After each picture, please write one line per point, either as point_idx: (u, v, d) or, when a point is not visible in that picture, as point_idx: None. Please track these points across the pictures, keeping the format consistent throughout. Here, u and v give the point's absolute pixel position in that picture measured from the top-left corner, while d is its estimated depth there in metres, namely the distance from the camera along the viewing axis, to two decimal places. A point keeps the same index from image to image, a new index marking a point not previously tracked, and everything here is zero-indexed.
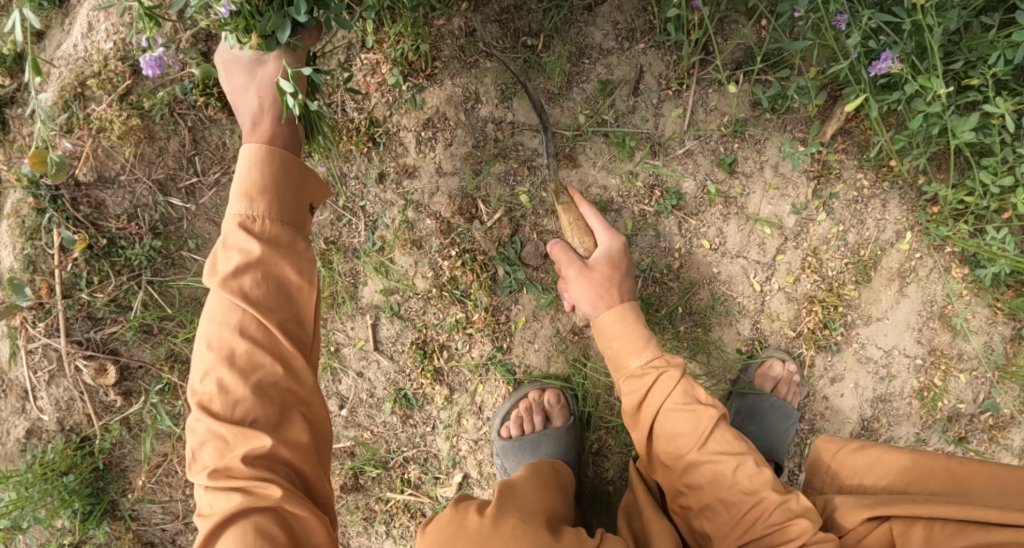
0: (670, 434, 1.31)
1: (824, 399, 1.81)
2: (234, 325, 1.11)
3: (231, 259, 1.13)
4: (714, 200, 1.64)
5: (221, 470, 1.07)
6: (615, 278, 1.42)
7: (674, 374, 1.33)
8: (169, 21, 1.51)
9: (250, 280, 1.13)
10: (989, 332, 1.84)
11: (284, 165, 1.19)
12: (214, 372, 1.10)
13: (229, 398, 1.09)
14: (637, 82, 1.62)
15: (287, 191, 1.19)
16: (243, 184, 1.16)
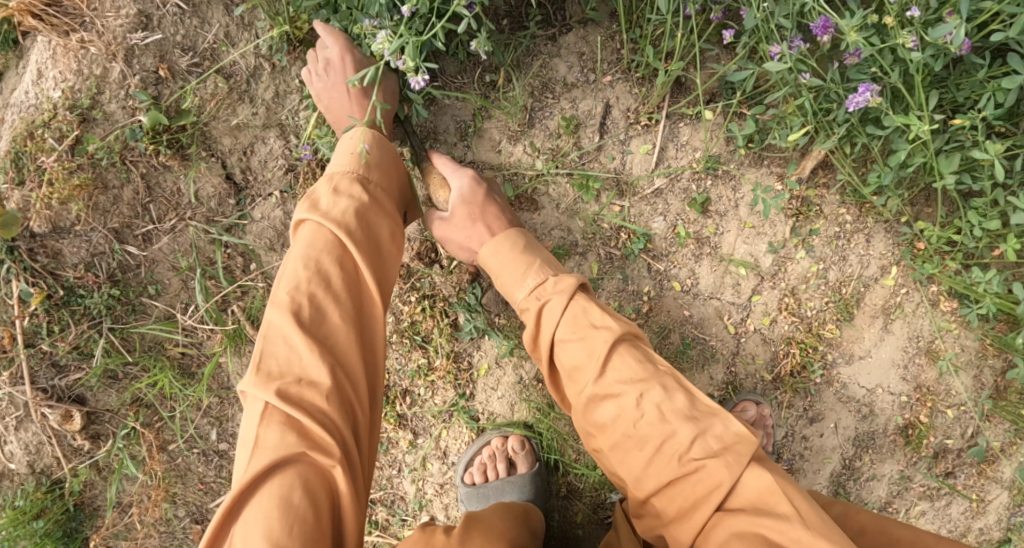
0: (567, 368, 1.21)
1: (803, 439, 1.75)
2: (335, 258, 1.17)
3: (341, 198, 1.23)
4: (685, 241, 1.57)
5: (289, 396, 1.07)
6: (477, 211, 1.38)
7: (562, 299, 1.23)
8: (115, 66, 1.46)
9: (353, 221, 1.21)
10: (979, 366, 1.78)
11: (388, 145, 1.34)
12: (304, 294, 1.13)
13: (315, 326, 1.12)
14: (603, 117, 1.54)
15: (392, 171, 1.33)
16: (360, 151, 1.30)
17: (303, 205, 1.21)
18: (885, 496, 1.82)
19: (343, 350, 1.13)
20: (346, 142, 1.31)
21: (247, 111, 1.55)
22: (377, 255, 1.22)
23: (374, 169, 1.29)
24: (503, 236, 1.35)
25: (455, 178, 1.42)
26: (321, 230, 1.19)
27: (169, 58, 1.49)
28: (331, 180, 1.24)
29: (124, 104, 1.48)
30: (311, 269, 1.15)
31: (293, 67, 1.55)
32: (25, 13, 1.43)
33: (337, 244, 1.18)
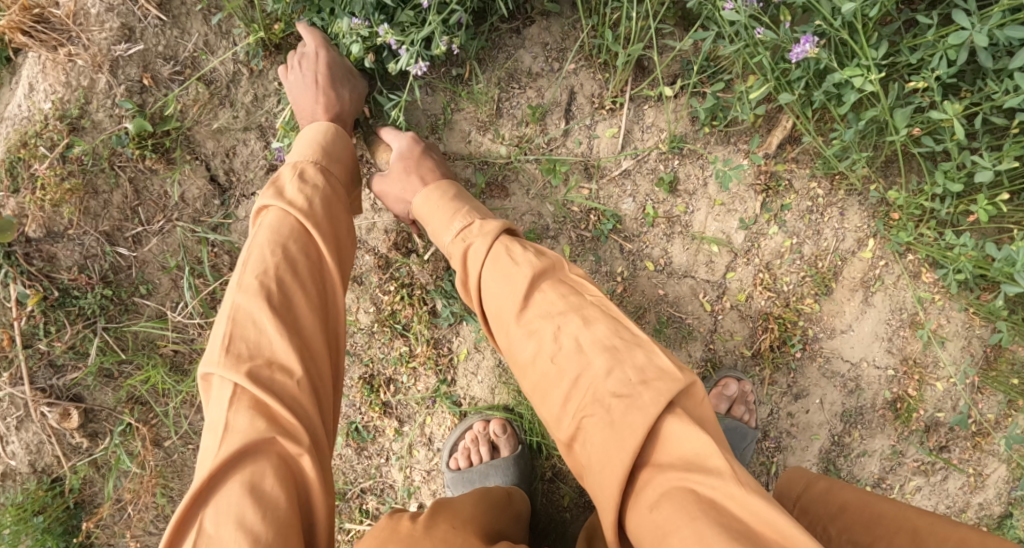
0: (490, 303, 1.20)
1: (788, 415, 1.78)
2: (301, 246, 1.22)
3: (304, 188, 1.28)
4: (655, 220, 1.60)
5: (259, 378, 1.11)
6: (416, 175, 1.44)
7: (486, 241, 1.24)
8: (101, 77, 1.53)
9: (315, 212, 1.27)
10: (967, 337, 1.78)
11: (346, 142, 1.42)
12: (269, 280, 1.17)
13: (285, 312, 1.17)
14: (569, 104, 1.58)
15: (346, 165, 1.40)
16: (319, 144, 1.37)
17: (266, 195, 1.25)
18: (878, 472, 1.84)
19: (310, 336, 1.18)
20: (308, 139, 1.37)
21: (228, 115, 1.61)
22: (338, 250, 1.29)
23: (330, 162, 1.36)
24: (434, 190, 1.38)
25: (401, 146, 1.48)
26: (283, 219, 1.24)
27: (152, 68, 1.56)
28: (294, 172, 1.30)
29: (111, 113, 1.55)
30: (274, 256, 1.19)
31: (270, 72, 1.62)
32: (15, 30, 1.50)
33: (300, 233, 1.23)
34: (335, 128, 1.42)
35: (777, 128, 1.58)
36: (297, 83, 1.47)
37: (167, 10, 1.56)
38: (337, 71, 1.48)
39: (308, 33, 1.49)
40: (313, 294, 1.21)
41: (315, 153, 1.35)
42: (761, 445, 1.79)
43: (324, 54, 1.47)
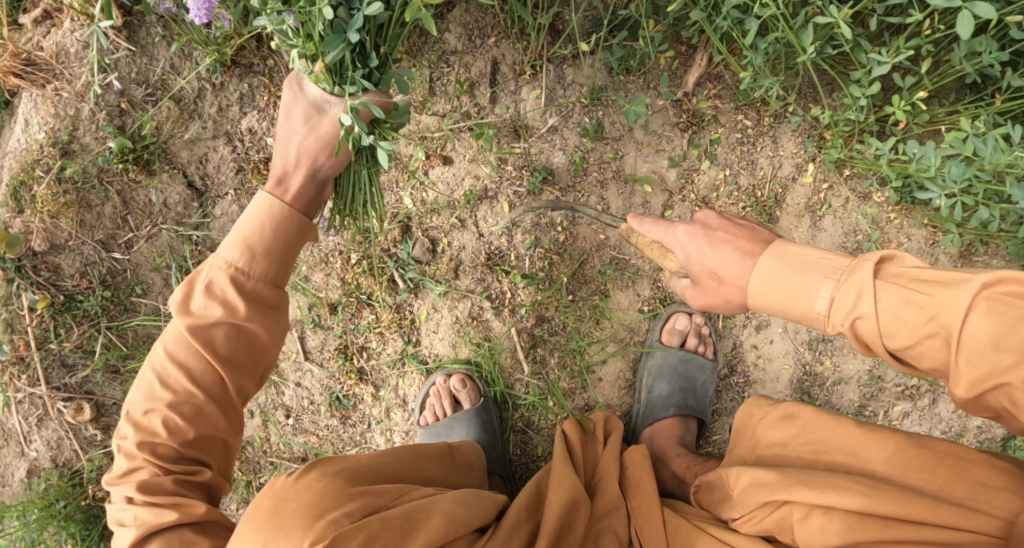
0: (918, 356, 1.04)
1: (752, 347, 1.83)
2: (193, 370, 1.21)
3: (205, 307, 1.20)
4: (587, 169, 1.70)
5: (154, 489, 1.16)
6: (721, 273, 1.19)
7: (889, 288, 1.04)
8: (85, 105, 1.74)
9: (219, 331, 1.21)
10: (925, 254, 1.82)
11: (292, 228, 1.26)
12: (158, 409, 1.19)
13: (176, 428, 1.19)
14: (493, 74, 1.71)
15: (284, 251, 1.26)
16: (245, 240, 1.22)
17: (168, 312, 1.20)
18: (857, 399, 1.91)
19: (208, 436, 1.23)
20: (236, 229, 1.23)
21: (197, 126, 1.80)
22: (247, 353, 1.24)
23: (257, 261, 1.23)
24: (760, 267, 1.14)
25: (679, 244, 1.24)
26: (180, 336, 1.21)
27: (127, 93, 1.76)
28: (208, 282, 1.21)
29: (96, 135, 1.74)
30: (164, 379, 1.20)
31: (230, 85, 1.81)
32: (8, 74, 1.72)
33: (191, 358, 1.21)
34: (272, 207, 1.25)
35: (693, 65, 1.69)
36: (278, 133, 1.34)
37: (135, 41, 1.75)
38: (299, 114, 1.31)
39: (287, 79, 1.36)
40: (209, 408, 1.22)
41: (243, 251, 1.22)
42: (729, 381, 1.83)
43: (289, 99, 1.33)
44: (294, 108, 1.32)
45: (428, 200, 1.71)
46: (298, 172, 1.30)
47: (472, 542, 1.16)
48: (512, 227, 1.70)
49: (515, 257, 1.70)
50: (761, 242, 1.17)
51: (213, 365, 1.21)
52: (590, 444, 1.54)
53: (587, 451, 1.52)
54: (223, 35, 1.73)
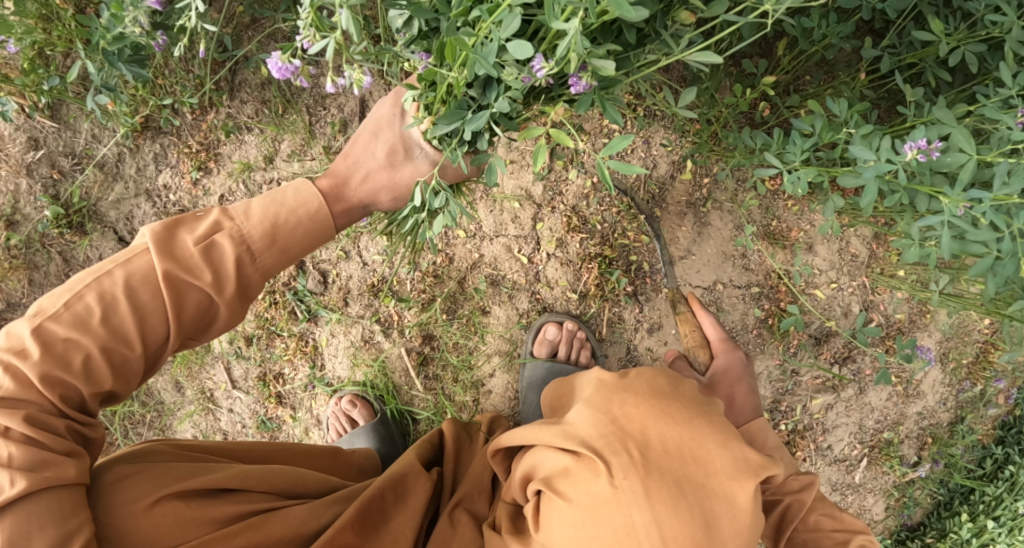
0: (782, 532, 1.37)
1: (648, 351, 1.82)
2: (150, 321, 1.10)
3: (193, 263, 1.12)
4: (463, 190, 1.76)
5: (40, 432, 1.03)
6: (737, 393, 1.54)
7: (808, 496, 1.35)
8: (22, 180, 1.95)
9: (195, 300, 1.13)
10: (836, 240, 1.90)
11: (313, 233, 1.23)
12: (91, 341, 1.06)
13: (104, 371, 1.08)
14: (362, 111, 1.82)
15: (301, 247, 1.24)
16: (270, 224, 1.19)
17: (152, 244, 1.11)
18: (771, 396, 1.91)
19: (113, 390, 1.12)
20: (259, 208, 1.20)
21: (121, 187, 2.00)
22: (199, 332, 1.18)
23: (273, 247, 1.19)
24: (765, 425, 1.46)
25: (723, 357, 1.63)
26: (148, 274, 1.10)
27: (57, 164, 1.97)
28: (208, 245, 1.14)
29: (35, 205, 1.96)
30: (110, 307, 1.07)
31: (144, 146, 1.98)
32: None
33: (175, 304, 1.11)
34: (306, 199, 1.24)
35: None
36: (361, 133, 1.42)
37: (59, 118, 1.96)
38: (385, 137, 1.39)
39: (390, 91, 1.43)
40: (133, 369, 1.11)
41: (261, 232, 1.18)
42: None
43: (387, 116, 1.39)
44: (386, 131, 1.39)
45: None
46: (355, 194, 1.36)
47: (275, 500, 1.31)
48: (393, 253, 1.80)
49: (398, 282, 1.80)
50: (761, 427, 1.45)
51: (171, 328, 1.12)
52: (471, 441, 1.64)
53: (462, 444, 1.62)
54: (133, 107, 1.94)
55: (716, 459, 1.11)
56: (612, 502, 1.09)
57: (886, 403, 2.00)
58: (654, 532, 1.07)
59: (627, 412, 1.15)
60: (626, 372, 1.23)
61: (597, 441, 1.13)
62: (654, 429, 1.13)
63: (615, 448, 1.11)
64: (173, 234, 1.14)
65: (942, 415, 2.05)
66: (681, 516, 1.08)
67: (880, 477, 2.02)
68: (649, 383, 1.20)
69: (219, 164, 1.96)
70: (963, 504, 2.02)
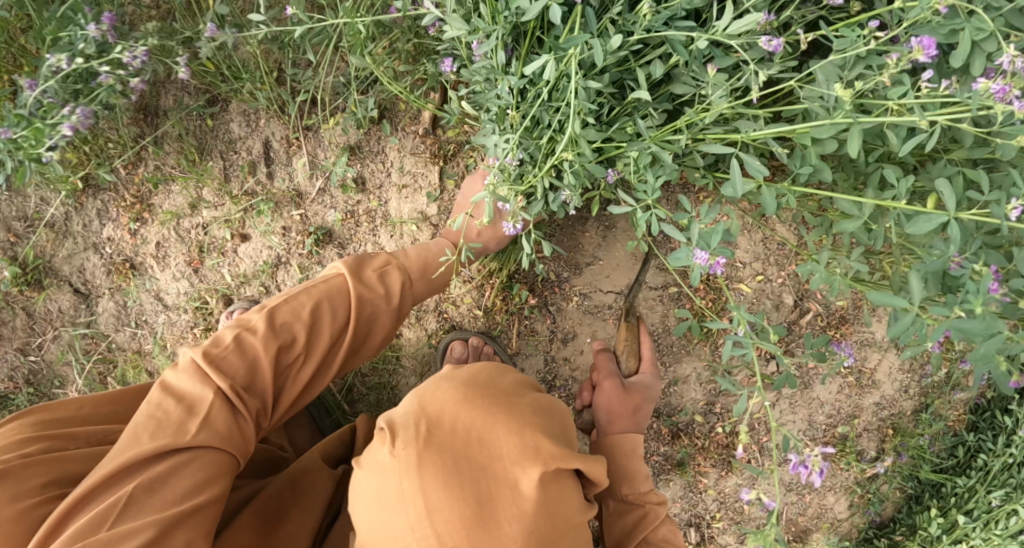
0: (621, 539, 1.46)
1: (565, 361, 1.81)
2: (331, 319, 1.39)
3: (374, 285, 1.46)
4: (360, 221, 1.94)
5: (258, 388, 1.32)
6: (641, 409, 1.57)
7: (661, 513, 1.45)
8: None
9: (366, 308, 1.44)
10: (756, 230, 1.81)
11: (437, 273, 1.60)
12: (296, 327, 1.36)
13: (298, 353, 1.35)
14: (266, 151, 1.95)
15: (434, 284, 1.60)
16: (422, 263, 1.57)
17: (348, 267, 1.44)
18: (703, 398, 1.85)
19: (308, 367, 1.37)
20: (421, 249, 1.60)
21: (71, 243, 2.09)
22: (350, 347, 1.44)
23: (419, 280, 1.56)
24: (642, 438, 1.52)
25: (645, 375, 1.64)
26: (342, 289, 1.43)
27: (11, 228, 2.08)
28: (376, 267, 1.50)
29: None
30: (314, 307, 1.38)
31: (87, 204, 2.08)
32: None
33: (360, 311, 1.43)
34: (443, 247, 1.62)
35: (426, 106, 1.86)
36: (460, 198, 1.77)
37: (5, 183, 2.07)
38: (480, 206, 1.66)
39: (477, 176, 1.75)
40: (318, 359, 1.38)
41: (417, 269, 1.56)
42: (549, 397, 1.83)
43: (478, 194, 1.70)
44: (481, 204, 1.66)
45: (241, 271, 2.00)
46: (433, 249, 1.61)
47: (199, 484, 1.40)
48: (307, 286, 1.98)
49: None
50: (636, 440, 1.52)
51: (333, 331, 1.40)
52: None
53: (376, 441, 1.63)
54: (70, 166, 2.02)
55: (503, 443, 1.08)
56: (390, 468, 1.06)
57: (837, 396, 1.89)
58: (420, 501, 1.02)
59: (438, 396, 1.13)
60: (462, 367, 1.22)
61: (400, 419, 1.11)
62: (449, 410, 1.11)
63: (406, 422, 1.10)
64: (362, 263, 1.49)
65: (903, 403, 1.91)
66: (452, 491, 1.03)
67: (839, 474, 1.92)
68: (472, 376, 1.18)
69: (152, 214, 2.05)
70: (933, 497, 1.87)
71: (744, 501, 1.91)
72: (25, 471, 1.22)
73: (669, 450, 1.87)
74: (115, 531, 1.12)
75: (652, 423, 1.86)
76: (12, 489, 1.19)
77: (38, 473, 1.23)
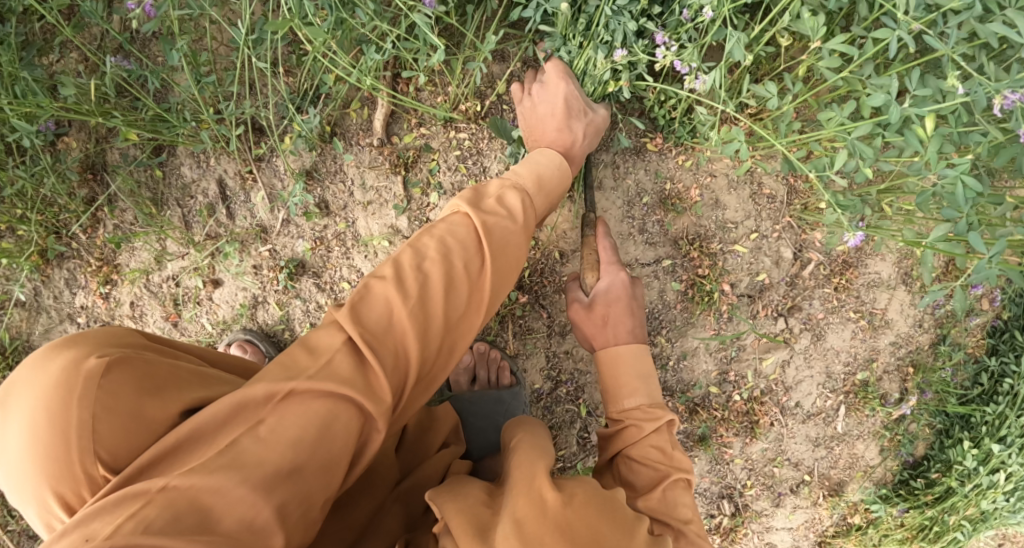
0: (625, 479, 1.28)
1: (568, 354, 1.76)
2: (462, 255, 1.17)
3: (498, 209, 1.25)
4: (331, 246, 1.87)
5: (392, 341, 1.09)
6: (615, 314, 1.43)
7: (648, 426, 1.29)
8: None
9: (498, 232, 1.22)
10: (742, 187, 1.73)
11: (562, 183, 1.41)
12: (423, 267, 1.14)
13: (434, 293, 1.13)
14: (222, 190, 1.89)
15: (552, 203, 1.38)
16: (538, 172, 1.37)
17: (468, 198, 1.23)
18: (716, 368, 1.80)
19: (448, 312, 1.15)
20: (536, 159, 1.41)
21: (45, 319, 1.99)
22: (497, 281, 1.21)
23: (538, 194, 1.34)
24: (621, 348, 1.37)
25: (609, 278, 1.48)
26: (467, 221, 1.21)
27: None
28: (500, 183, 1.31)
29: None
30: (441, 244, 1.17)
31: (53, 275, 1.98)
32: None
33: (492, 238, 1.20)
34: (553, 157, 1.43)
35: (379, 111, 1.80)
36: (534, 109, 1.55)
37: None
38: (578, 100, 1.52)
39: (553, 69, 1.55)
40: (459, 304, 1.16)
41: (535, 185, 1.35)
42: (558, 392, 1.78)
43: (566, 86, 1.52)
44: (576, 98, 1.52)
45: (221, 317, 1.94)
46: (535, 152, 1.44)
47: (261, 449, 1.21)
48: (290, 321, 1.92)
49: None
50: (620, 348, 1.37)
51: (468, 269, 1.17)
52: (429, 434, 1.46)
53: (422, 438, 1.45)
54: (28, 239, 1.92)
55: None
56: None
57: (851, 343, 1.82)
58: None
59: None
60: (572, 496, 1.06)
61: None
62: None
63: None
64: (483, 186, 1.30)
65: (920, 337, 1.83)
66: None
67: (865, 421, 1.86)
68: (589, 526, 1.03)
69: (121, 274, 1.96)
70: (964, 430, 1.80)
71: (772, 464, 1.86)
72: (141, 362, 0.99)
73: (690, 427, 1.81)
74: (215, 479, 0.93)
75: (667, 403, 1.81)
76: (131, 395, 0.95)
77: (153, 378, 0.99)
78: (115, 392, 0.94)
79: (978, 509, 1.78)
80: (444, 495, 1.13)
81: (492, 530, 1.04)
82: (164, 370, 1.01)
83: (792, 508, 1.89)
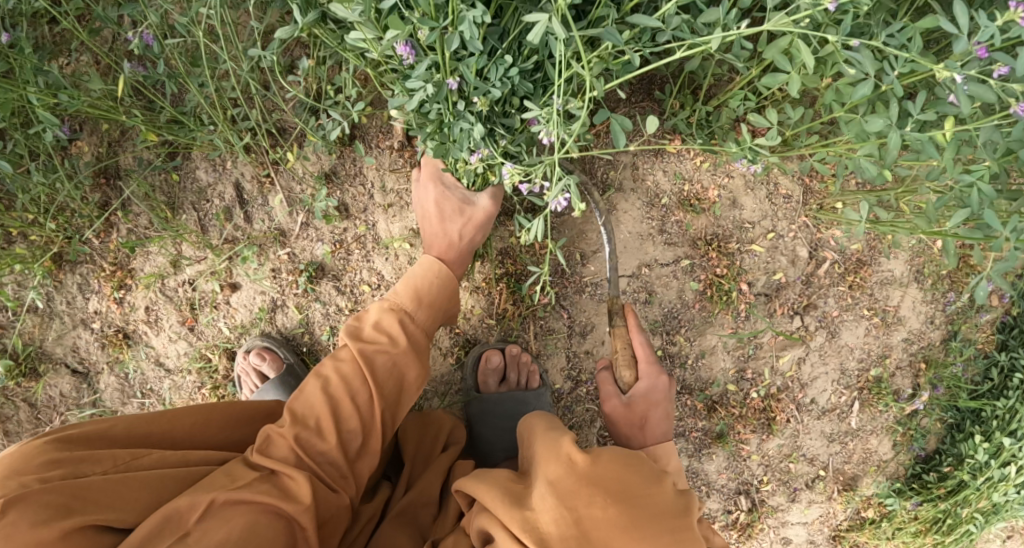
0: None
1: (587, 354, 1.79)
2: (352, 387, 1.33)
3: (377, 337, 1.39)
4: (351, 249, 1.89)
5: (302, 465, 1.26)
6: (654, 416, 1.44)
7: None
8: None
9: (382, 361, 1.36)
10: (758, 187, 1.76)
11: (447, 286, 1.52)
12: (314, 408, 1.31)
13: (326, 429, 1.29)
14: (239, 194, 1.90)
15: (438, 310, 1.49)
16: (415, 288, 1.48)
17: (346, 334, 1.38)
18: (734, 366, 1.82)
19: (347, 437, 1.31)
20: (416, 271, 1.52)
21: (58, 324, 1.97)
22: (392, 399, 1.37)
23: (419, 309, 1.46)
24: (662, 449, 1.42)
25: (649, 377, 1.46)
26: (347, 357, 1.36)
27: None
28: (379, 310, 1.44)
29: None
30: (324, 385, 1.33)
31: (66, 280, 1.96)
32: None
33: (371, 367, 1.34)
34: (432, 270, 1.52)
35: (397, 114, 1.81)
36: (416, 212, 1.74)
37: None
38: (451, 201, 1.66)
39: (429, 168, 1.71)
40: (356, 431, 1.32)
41: (413, 301, 1.46)
42: (578, 392, 1.80)
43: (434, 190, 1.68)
44: (446, 201, 1.67)
45: (239, 321, 1.94)
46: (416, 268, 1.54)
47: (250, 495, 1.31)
48: (309, 324, 1.92)
49: None
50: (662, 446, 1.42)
51: (359, 399, 1.33)
52: (429, 441, 1.55)
53: (423, 444, 1.54)
54: (42, 243, 1.91)
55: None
56: None
57: (865, 340, 1.85)
58: None
59: (594, 516, 1.06)
60: (598, 455, 1.13)
61: (557, 541, 1.05)
62: (616, 537, 1.04)
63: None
64: (363, 317, 1.44)
65: (932, 334, 1.86)
66: None
67: (879, 416, 1.89)
68: (619, 478, 1.10)
69: (135, 278, 1.95)
70: (975, 424, 1.83)
71: (788, 459, 1.88)
72: (37, 493, 1.10)
73: (708, 425, 1.84)
74: None
75: (686, 401, 1.83)
76: (25, 530, 1.07)
77: (53, 505, 1.10)
78: (8, 533, 1.06)
79: (990, 502, 1.81)
80: (475, 477, 1.22)
81: (525, 497, 1.13)
82: (65, 492, 1.11)
83: (807, 503, 1.92)
